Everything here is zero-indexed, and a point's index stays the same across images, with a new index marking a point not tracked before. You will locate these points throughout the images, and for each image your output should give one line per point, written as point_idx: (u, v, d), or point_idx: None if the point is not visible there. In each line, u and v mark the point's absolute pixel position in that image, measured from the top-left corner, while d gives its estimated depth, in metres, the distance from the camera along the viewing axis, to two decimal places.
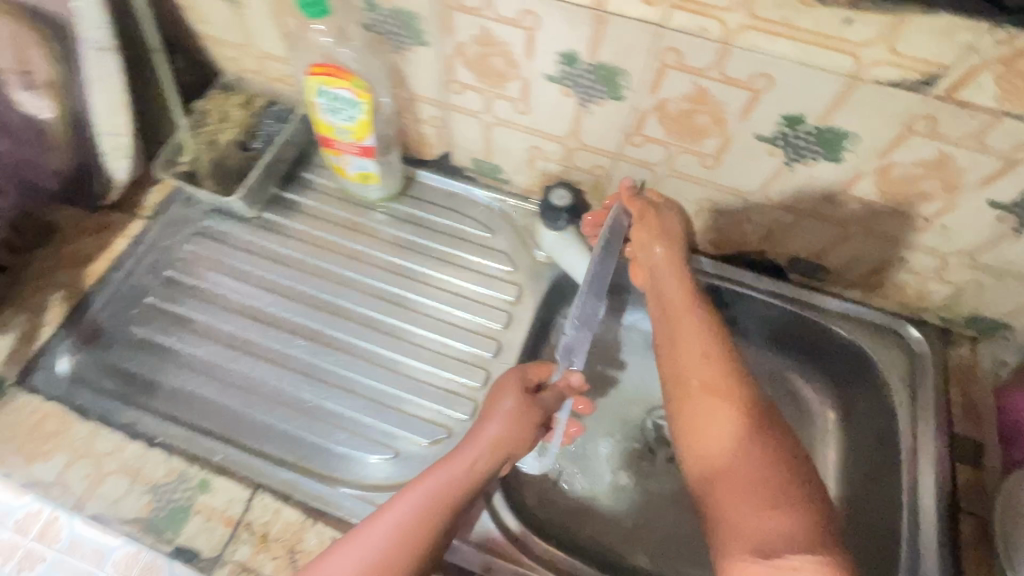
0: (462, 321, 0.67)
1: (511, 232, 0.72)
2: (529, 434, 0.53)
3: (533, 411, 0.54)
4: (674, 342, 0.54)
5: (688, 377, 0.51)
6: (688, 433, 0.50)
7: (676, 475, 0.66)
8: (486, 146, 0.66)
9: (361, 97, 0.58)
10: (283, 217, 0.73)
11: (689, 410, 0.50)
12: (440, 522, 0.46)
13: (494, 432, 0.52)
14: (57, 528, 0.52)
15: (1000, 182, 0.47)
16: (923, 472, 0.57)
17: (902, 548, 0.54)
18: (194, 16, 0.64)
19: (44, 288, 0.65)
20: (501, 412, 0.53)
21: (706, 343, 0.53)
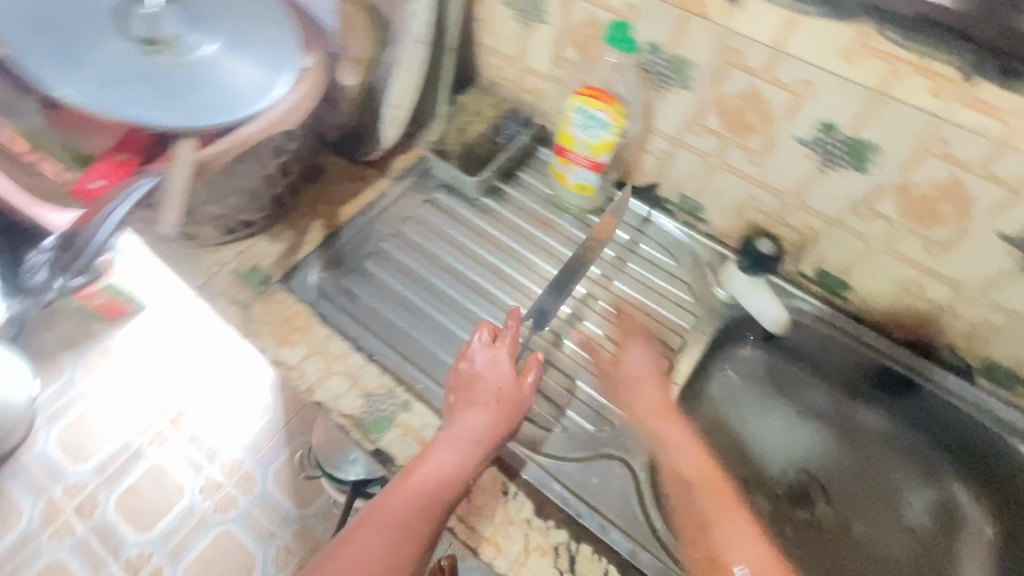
0: (637, 331, 0.73)
1: (695, 267, 0.77)
2: (516, 414, 0.60)
3: (516, 392, 0.61)
4: (673, 442, 0.63)
5: (671, 472, 0.61)
6: (690, 536, 0.57)
7: (808, 538, 0.68)
8: (700, 187, 0.73)
9: (614, 120, 0.68)
10: (498, 205, 0.84)
11: (691, 514, 0.58)
12: (444, 495, 0.54)
13: (485, 414, 0.59)
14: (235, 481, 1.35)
15: None
16: None
17: None
18: (484, 28, 0.77)
19: (308, 213, 0.79)
20: (486, 394, 0.60)
21: (690, 448, 0.63)
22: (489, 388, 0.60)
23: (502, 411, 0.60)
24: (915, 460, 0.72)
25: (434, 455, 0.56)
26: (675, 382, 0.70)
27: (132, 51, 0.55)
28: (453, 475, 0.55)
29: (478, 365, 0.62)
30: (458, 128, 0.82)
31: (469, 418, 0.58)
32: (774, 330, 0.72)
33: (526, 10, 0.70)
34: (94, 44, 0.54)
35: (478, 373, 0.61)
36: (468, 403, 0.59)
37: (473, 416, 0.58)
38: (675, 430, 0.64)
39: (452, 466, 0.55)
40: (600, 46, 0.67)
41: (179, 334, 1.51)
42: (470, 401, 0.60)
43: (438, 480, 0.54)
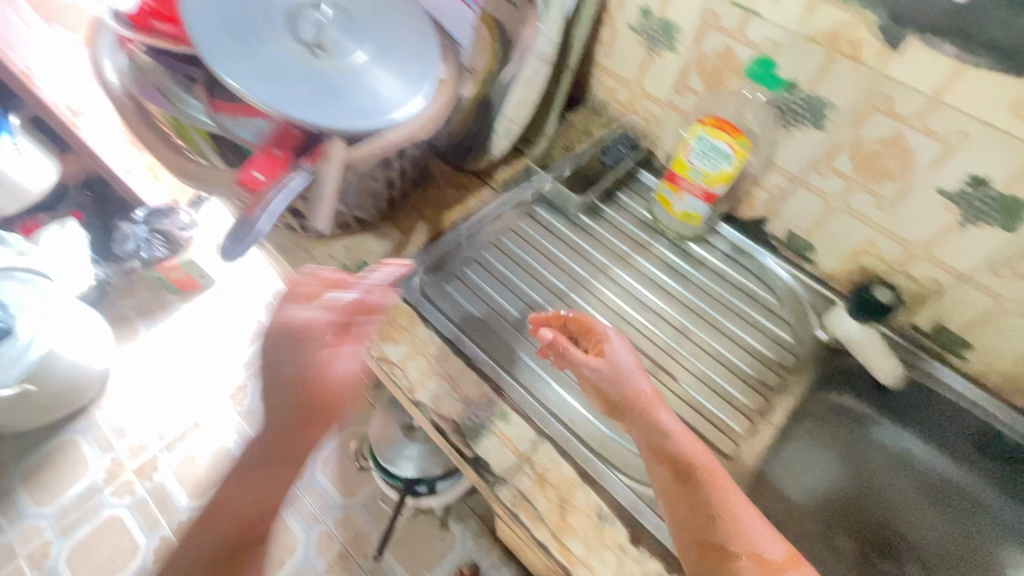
0: (736, 368, 0.72)
1: (796, 307, 0.76)
2: (303, 410, 0.65)
3: (315, 391, 0.65)
4: (660, 421, 0.56)
5: (659, 450, 0.55)
6: (690, 526, 0.51)
7: None
8: (814, 227, 0.71)
9: (737, 153, 0.67)
10: (595, 224, 0.85)
11: (688, 500, 0.52)
12: (234, 522, 0.62)
13: (283, 422, 0.65)
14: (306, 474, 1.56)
15: None
16: None
17: None
18: (605, 51, 0.78)
19: (414, 216, 0.81)
20: (298, 386, 0.64)
21: (672, 424, 0.56)
22: (293, 364, 0.63)
23: (325, 412, 0.65)
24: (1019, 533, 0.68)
25: (231, 493, 0.64)
26: (773, 423, 0.69)
27: (297, 52, 0.56)
28: (259, 496, 0.64)
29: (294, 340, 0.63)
30: (564, 146, 0.84)
31: (276, 403, 0.65)
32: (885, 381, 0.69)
33: (655, 36, 0.70)
34: (267, 47, 0.55)
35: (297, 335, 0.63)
36: (275, 399, 0.65)
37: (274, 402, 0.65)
38: (656, 409, 0.57)
39: (253, 480, 0.65)
40: (730, 78, 0.66)
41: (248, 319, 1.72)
42: (280, 396, 0.64)
43: (242, 512, 0.63)
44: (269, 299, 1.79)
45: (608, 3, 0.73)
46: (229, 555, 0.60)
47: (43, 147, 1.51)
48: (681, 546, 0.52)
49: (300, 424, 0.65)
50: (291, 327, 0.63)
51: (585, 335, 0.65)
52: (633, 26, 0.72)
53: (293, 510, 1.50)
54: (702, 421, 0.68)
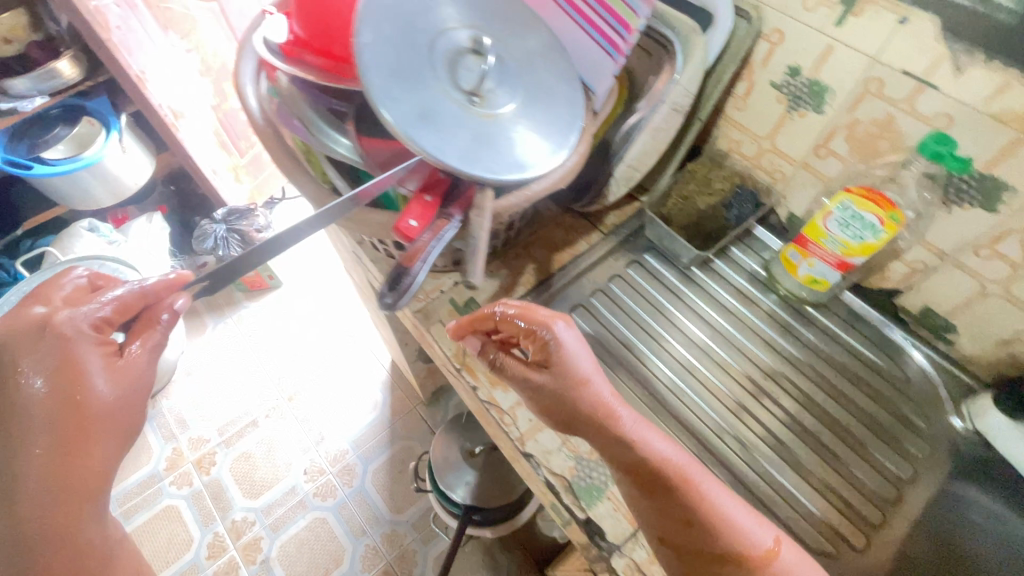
0: (860, 449, 0.68)
1: (925, 388, 0.72)
2: (60, 415, 0.49)
3: (61, 411, 0.49)
4: (619, 430, 0.56)
5: (623, 459, 0.55)
6: (668, 531, 0.53)
7: None
8: (958, 306, 0.68)
9: (886, 226, 0.63)
10: (707, 277, 0.82)
11: (661, 505, 0.53)
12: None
13: (43, 443, 0.49)
14: (353, 477, 1.56)
15: None
16: None
17: None
18: (737, 104, 0.76)
19: (523, 256, 0.80)
20: (40, 409, 0.49)
21: (630, 426, 0.56)
22: (36, 387, 0.48)
23: (88, 430, 0.50)
24: None
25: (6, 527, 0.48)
26: (905, 515, 0.64)
27: (457, 101, 0.56)
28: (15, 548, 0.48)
29: (14, 353, 0.49)
30: (682, 197, 0.80)
31: (31, 432, 0.49)
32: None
33: (800, 96, 0.68)
34: (429, 92, 0.54)
35: (39, 352, 0.49)
36: (2, 434, 0.49)
37: (34, 444, 0.48)
38: (614, 414, 0.57)
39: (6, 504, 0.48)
40: (884, 147, 0.63)
41: (289, 328, 1.80)
42: (10, 432, 0.48)
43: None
44: (315, 303, 1.85)
45: (751, 58, 0.71)
46: None
47: (142, 145, 1.58)
48: (663, 550, 0.54)
49: (75, 443, 0.49)
50: (22, 350, 0.49)
51: (523, 335, 0.59)
52: (777, 83, 0.70)
53: (340, 517, 1.50)
54: (824, 503, 0.65)
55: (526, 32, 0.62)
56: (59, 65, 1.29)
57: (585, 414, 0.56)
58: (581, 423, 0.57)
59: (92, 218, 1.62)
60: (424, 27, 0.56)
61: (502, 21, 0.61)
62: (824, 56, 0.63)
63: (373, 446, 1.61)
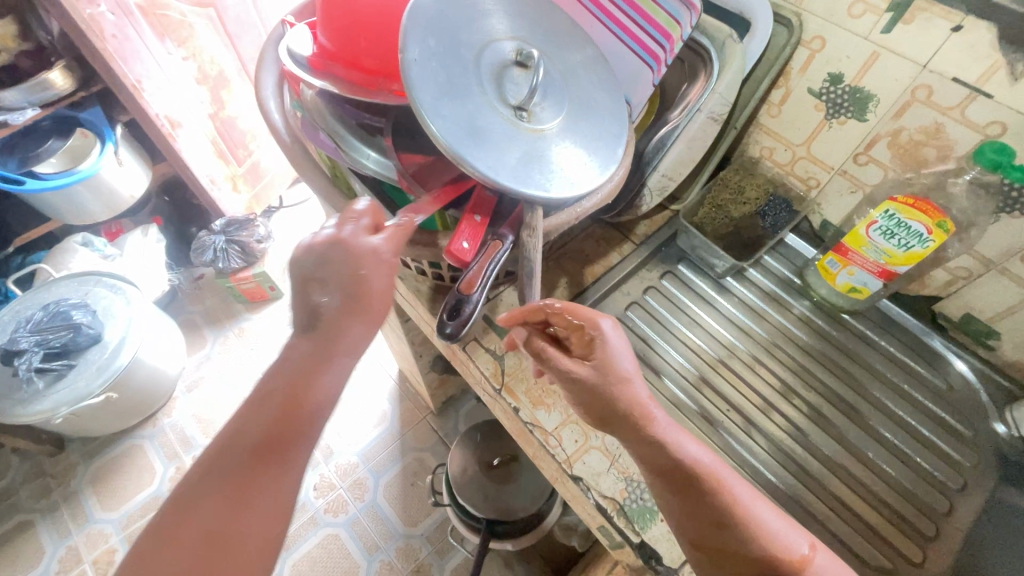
0: (906, 458, 0.67)
1: (967, 397, 0.71)
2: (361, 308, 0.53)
3: (367, 307, 0.53)
4: (652, 430, 0.50)
5: (654, 460, 0.50)
6: (702, 537, 0.47)
7: None
8: (1001, 312, 0.67)
9: (934, 235, 0.62)
10: (740, 285, 0.80)
11: (692, 509, 0.48)
12: (273, 424, 0.50)
13: (339, 321, 0.52)
14: (365, 493, 1.52)
15: None
16: None
17: None
18: (771, 112, 0.75)
19: (556, 270, 0.79)
20: (343, 290, 0.52)
21: (663, 425, 0.51)
22: (351, 270, 0.52)
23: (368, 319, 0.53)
24: None
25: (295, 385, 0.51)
26: (958, 527, 0.63)
27: (505, 117, 0.54)
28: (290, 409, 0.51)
29: (344, 258, 0.52)
30: (715, 205, 0.79)
31: (329, 312, 0.52)
32: None
33: (840, 104, 0.67)
34: (478, 107, 0.52)
35: (339, 258, 0.52)
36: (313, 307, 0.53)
37: (327, 319, 0.52)
38: (648, 413, 0.51)
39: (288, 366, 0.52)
40: (930, 155, 0.63)
41: None
42: (317, 306, 0.52)
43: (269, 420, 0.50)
44: None
45: (788, 65, 0.70)
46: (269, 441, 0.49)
47: (139, 156, 1.53)
48: (694, 556, 0.48)
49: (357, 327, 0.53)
50: (325, 257, 0.52)
51: (570, 330, 0.54)
52: (815, 91, 0.69)
53: (353, 533, 1.47)
54: (871, 512, 0.64)
55: (570, 45, 0.60)
56: (52, 75, 1.25)
57: (616, 411, 0.51)
58: (611, 421, 0.51)
59: (86, 233, 1.56)
60: (471, 40, 0.55)
61: (545, 33, 0.59)
62: (866, 64, 0.62)
63: (384, 459, 1.57)
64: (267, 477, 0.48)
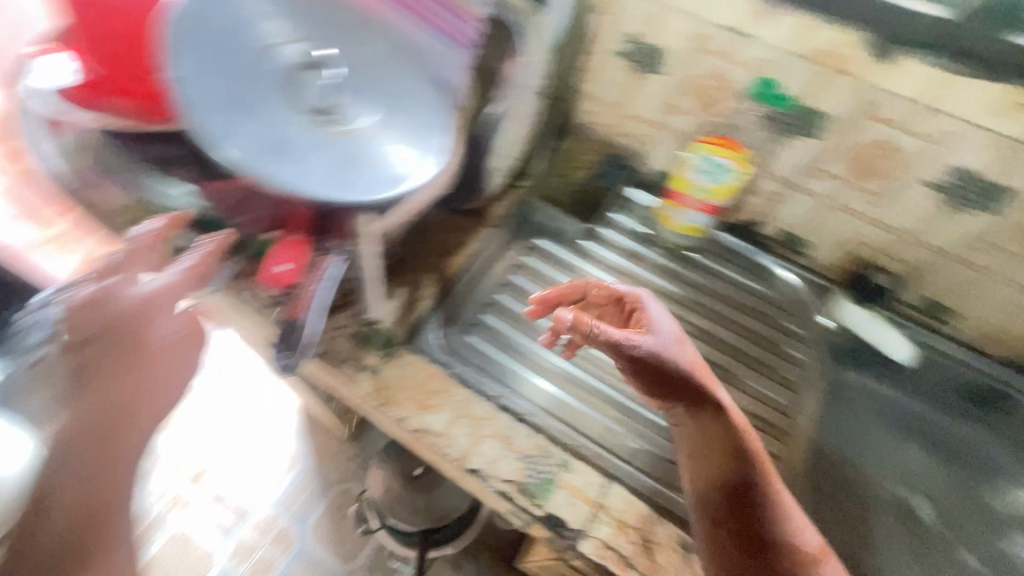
0: (758, 366, 0.75)
1: (798, 303, 0.80)
2: (150, 360, 0.49)
3: (160, 357, 0.50)
4: (712, 397, 0.55)
5: (704, 424, 0.55)
6: (725, 499, 0.52)
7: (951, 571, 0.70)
8: (807, 224, 0.76)
9: (739, 167, 0.71)
10: (597, 246, 0.84)
11: (724, 475, 0.53)
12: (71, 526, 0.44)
13: (127, 383, 0.48)
14: (290, 544, 1.36)
15: None
16: None
17: None
18: (587, 77, 0.78)
19: (418, 268, 0.76)
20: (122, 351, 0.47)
21: (720, 399, 0.55)
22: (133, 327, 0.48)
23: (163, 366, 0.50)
24: None
25: (89, 472, 0.45)
26: (806, 414, 0.74)
27: (306, 124, 0.50)
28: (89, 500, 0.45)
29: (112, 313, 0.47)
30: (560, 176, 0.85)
31: (108, 377, 0.47)
32: (902, 363, 0.75)
33: (641, 61, 0.72)
34: (271, 121, 0.49)
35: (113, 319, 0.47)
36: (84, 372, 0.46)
37: (110, 386, 0.47)
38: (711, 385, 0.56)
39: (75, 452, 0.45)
40: (721, 96, 0.69)
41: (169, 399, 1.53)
42: (91, 371, 0.46)
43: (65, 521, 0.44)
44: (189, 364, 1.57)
45: (591, 32, 0.73)
46: (73, 542, 0.44)
47: None
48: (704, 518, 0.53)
49: (154, 383, 0.49)
50: (97, 320, 0.46)
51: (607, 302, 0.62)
52: (618, 52, 0.73)
53: None
54: None
55: (365, 37, 0.57)
56: None
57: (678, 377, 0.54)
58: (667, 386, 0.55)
59: None
60: (250, 52, 0.51)
61: (335, 28, 0.56)
62: (652, 22, 0.67)
63: (306, 501, 1.41)
64: (97, 530, 0.46)
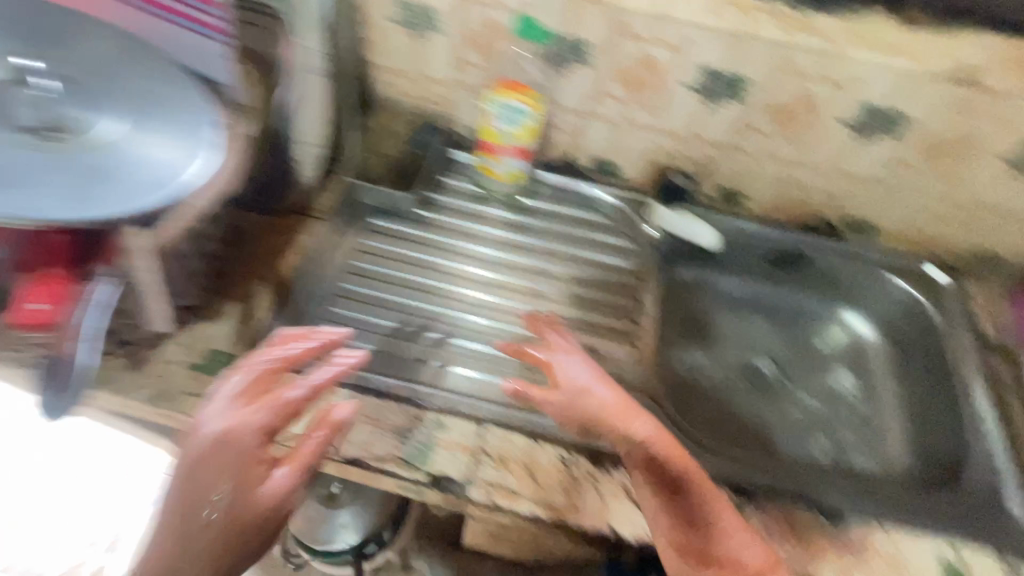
0: (600, 284, 0.82)
1: (623, 218, 0.87)
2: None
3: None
4: (634, 431, 0.58)
5: (637, 460, 0.57)
6: (668, 529, 0.55)
7: (791, 412, 0.84)
8: (611, 147, 0.83)
9: (532, 107, 0.75)
10: (433, 213, 0.85)
11: (664, 510, 0.55)
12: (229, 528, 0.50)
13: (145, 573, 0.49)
14: None
15: (993, 144, 0.72)
16: (973, 386, 0.75)
17: (970, 441, 0.72)
18: (374, 50, 0.78)
19: (248, 280, 0.72)
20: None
21: (648, 433, 0.58)
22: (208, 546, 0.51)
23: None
24: (851, 351, 0.90)
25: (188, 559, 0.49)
26: (647, 313, 0.81)
27: (32, 147, 0.49)
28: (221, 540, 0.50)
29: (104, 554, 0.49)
30: (376, 152, 0.84)
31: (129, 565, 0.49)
32: (708, 246, 0.85)
33: (418, 24, 0.74)
34: None
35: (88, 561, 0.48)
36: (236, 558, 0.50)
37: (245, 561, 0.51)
38: (637, 422, 0.58)
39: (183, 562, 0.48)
40: (499, 43, 0.73)
41: None
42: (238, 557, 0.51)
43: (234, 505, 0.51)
44: None
45: (362, 4, 0.74)
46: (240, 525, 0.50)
47: None
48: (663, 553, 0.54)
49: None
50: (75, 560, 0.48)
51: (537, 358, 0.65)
52: (394, 19, 0.74)
53: None
54: (597, 337, 0.78)
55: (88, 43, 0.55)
56: None
57: (599, 417, 0.59)
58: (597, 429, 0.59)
59: None
60: None
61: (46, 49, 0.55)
62: None
63: None
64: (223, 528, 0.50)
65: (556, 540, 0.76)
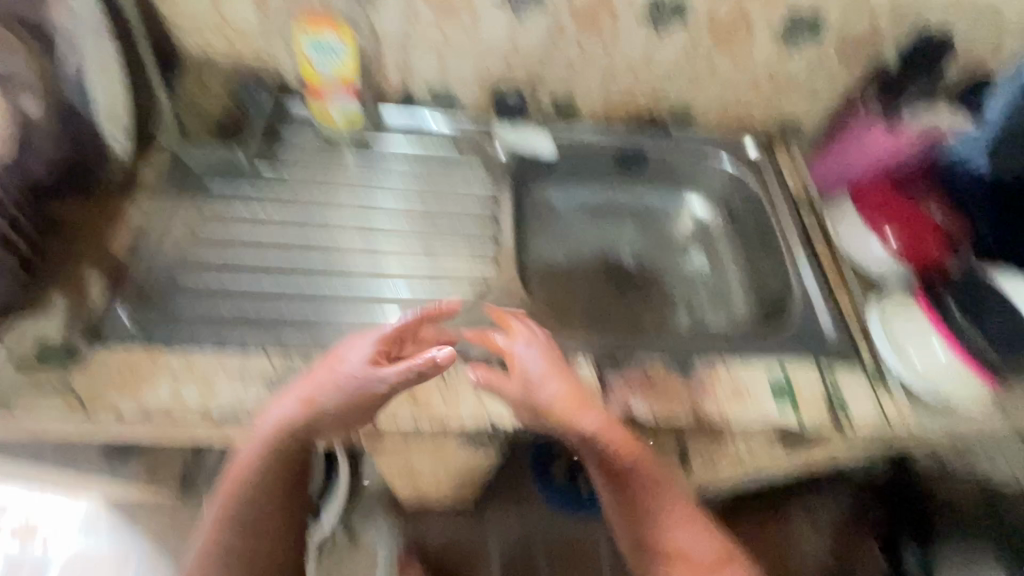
0: (459, 210, 0.85)
1: (472, 145, 0.90)
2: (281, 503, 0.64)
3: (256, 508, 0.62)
4: (577, 418, 0.63)
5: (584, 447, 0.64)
6: None
7: (651, 295, 0.93)
8: (442, 73, 0.86)
9: (345, 40, 0.77)
10: (277, 169, 0.83)
11: None
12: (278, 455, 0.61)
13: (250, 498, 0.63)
14: None
15: (760, 18, 0.83)
16: (789, 236, 0.87)
17: (792, 283, 0.84)
18: (170, 5, 0.76)
19: (75, 266, 0.67)
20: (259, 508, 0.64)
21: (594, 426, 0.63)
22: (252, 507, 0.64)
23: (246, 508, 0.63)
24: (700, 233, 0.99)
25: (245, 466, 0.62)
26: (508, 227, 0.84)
27: None
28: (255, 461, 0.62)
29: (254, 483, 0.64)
30: None
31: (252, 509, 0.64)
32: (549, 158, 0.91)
33: None
34: None
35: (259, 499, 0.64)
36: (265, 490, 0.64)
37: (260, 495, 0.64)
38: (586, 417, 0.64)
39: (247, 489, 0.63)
40: None
41: None
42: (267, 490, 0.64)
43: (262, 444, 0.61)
44: None
45: None
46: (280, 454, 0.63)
47: None
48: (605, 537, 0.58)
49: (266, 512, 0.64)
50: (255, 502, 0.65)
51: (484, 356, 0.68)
52: None
53: None
54: (462, 260, 0.80)
55: None
56: None
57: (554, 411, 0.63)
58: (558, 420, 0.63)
59: None
60: None
61: None
62: None
63: None
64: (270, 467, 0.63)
65: (464, 454, 0.79)
